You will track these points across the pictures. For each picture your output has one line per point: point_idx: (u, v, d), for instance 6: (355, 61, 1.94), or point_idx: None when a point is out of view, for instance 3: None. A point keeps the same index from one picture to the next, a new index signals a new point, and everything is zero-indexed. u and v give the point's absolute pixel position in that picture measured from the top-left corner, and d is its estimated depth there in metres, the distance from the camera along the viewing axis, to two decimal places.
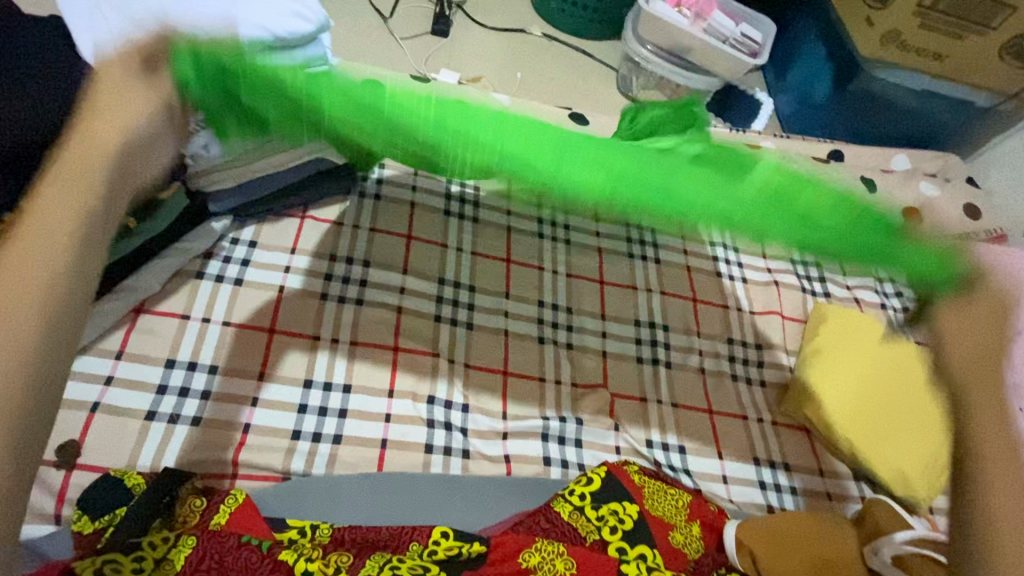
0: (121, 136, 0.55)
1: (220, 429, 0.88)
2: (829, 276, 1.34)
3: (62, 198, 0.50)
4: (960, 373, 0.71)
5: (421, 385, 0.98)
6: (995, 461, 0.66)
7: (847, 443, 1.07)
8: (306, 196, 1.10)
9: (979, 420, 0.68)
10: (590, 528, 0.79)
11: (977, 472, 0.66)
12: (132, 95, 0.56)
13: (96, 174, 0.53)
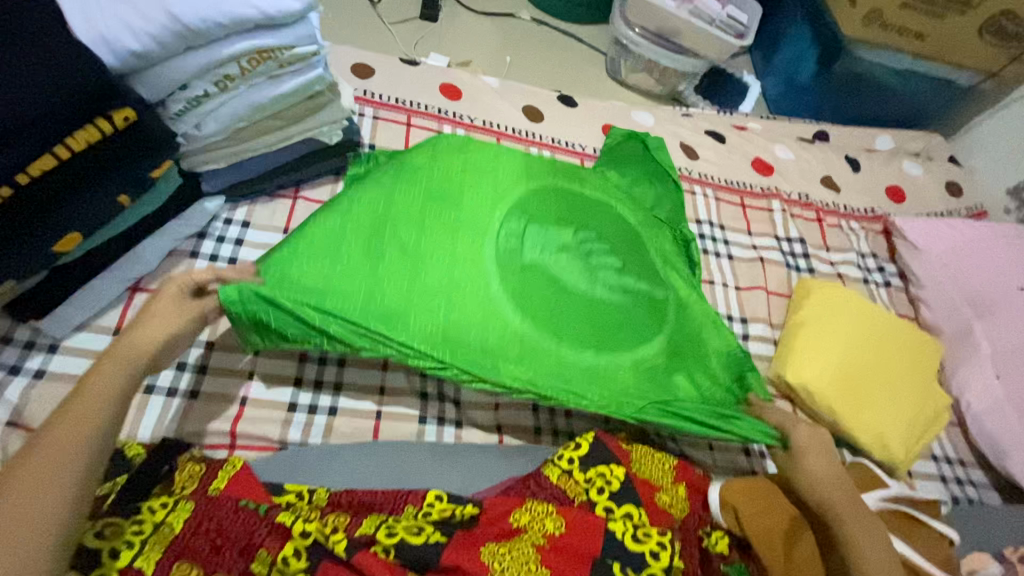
0: (167, 329, 0.75)
1: (217, 402, 0.89)
2: (812, 252, 1.37)
3: (106, 378, 0.68)
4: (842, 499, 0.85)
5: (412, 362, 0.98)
6: (859, 522, 0.82)
7: (829, 411, 1.10)
8: (297, 176, 1.12)
9: (818, 482, 0.86)
10: (578, 489, 0.82)
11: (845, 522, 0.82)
12: (177, 315, 0.77)
13: (114, 382, 0.68)
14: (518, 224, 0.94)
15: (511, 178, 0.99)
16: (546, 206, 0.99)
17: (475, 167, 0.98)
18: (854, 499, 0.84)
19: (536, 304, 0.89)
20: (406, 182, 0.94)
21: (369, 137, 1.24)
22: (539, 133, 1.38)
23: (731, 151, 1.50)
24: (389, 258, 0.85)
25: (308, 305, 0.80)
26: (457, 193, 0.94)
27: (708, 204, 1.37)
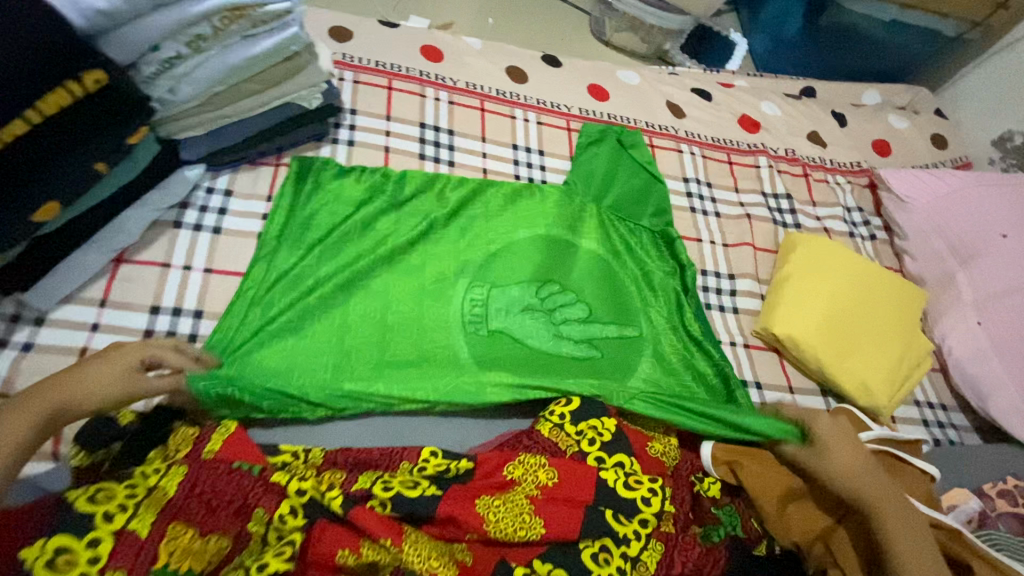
0: (100, 399, 0.74)
1: None
2: (799, 208, 1.37)
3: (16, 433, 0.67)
4: (879, 500, 0.78)
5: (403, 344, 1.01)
6: (895, 525, 0.76)
7: (812, 362, 1.12)
8: (279, 142, 1.11)
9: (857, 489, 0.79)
10: (570, 442, 0.83)
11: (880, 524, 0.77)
12: (115, 381, 0.75)
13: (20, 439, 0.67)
14: (482, 284, 1.06)
15: (473, 243, 1.10)
16: (508, 265, 1.09)
17: (441, 237, 1.09)
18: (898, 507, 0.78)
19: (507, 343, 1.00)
20: (376, 255, 1.03)
21: (350, 102, 1.22)
22: (523, 94, 1.36)
23: (717, 108, 1.48)
24: (359, 329, 0.96)
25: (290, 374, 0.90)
26: (420, 263, 1.05)
27: (695, 162, 1.36)
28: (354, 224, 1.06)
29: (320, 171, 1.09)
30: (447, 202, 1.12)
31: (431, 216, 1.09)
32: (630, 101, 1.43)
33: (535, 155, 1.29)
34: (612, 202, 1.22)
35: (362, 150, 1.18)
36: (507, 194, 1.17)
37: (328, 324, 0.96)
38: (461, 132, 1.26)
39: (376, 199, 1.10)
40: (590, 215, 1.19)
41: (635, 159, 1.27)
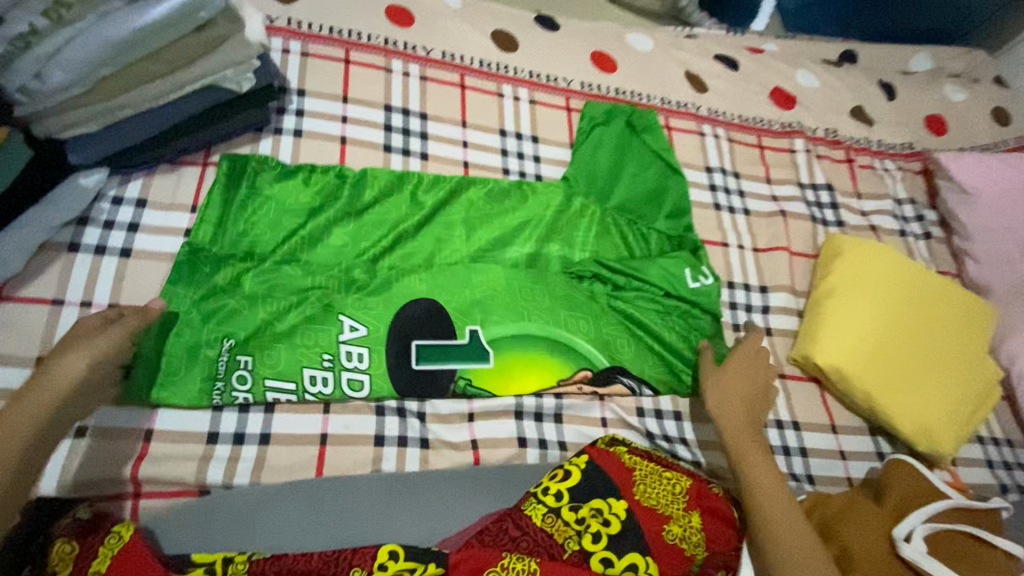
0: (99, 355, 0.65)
1: (111, 438, 0.70)
2: (841, 201, 1.16)
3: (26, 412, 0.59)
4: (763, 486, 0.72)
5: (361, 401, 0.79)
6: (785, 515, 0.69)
7: (863, 398, 0.94)
8: (205, 136, 0.88)
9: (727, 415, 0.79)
10: (568, 534, 0.66)
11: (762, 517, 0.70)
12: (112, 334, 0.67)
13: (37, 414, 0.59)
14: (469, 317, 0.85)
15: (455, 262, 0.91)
16: (500, 283, 0.89)
17: (412, 254, 0.89)
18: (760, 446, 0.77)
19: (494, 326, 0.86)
20: (337, 267, 0.84)
21: (298, 80, 0.98)
22: (513, 65, 1.12)
23: (745, 80, 1.24)
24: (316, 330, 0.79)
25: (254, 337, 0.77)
26: (388, 286, 0.84)
27: (720, 148, 1.14)
28: (306, 247, 0.85)
29: (257, 181, 0.87)
30: (419, 207, 0.91)
31: (395, 223, 0.90)
32: (642, 72, 1.19)
33: (527, 143, 1.06)
34: (616, 203, 1.01)
35: (312, 143, 0.95)
36: (493, 197, 0.96)
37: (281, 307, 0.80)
38: (436, 115, 1.03)
39: (330, 205, 0.88)
40: (594, 225, 0.98)
41: (647, 146, 1.06)
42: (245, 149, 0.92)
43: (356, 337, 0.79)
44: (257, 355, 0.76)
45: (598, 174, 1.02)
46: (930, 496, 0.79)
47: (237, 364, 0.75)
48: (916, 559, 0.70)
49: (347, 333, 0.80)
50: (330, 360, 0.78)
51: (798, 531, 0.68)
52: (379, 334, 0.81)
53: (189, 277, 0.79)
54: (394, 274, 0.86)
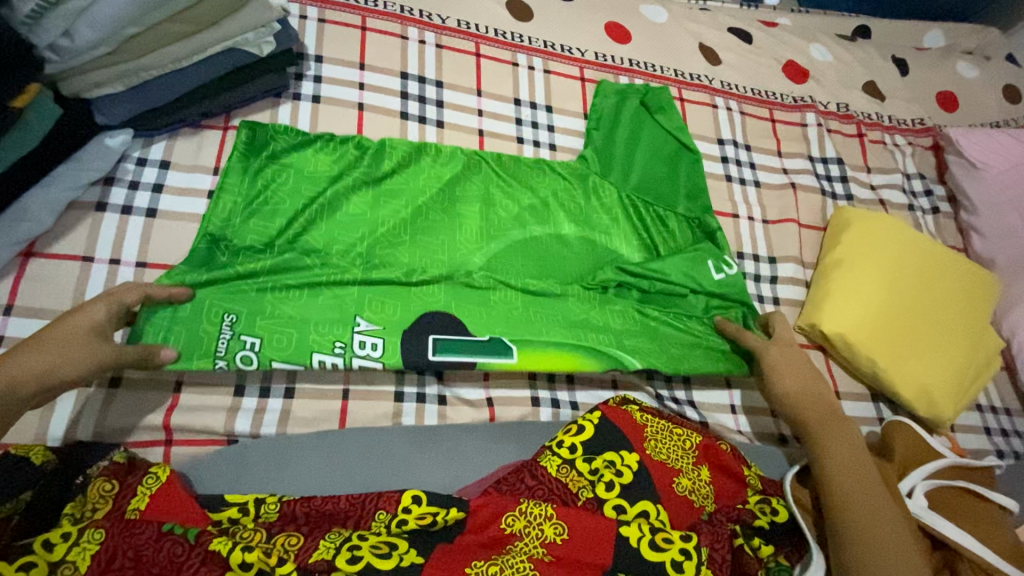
0: (73, 351, 0.63)
1: (147, 390, 0.73)
2: (851, 174, 1.17)
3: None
4: (845, 484, 0.73)
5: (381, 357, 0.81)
6: (867, 511, 0.70)
7: (867, 365, 0.96)
8: (226, 100, 0.89)
9: (799, 399, 0.82)
10: (583, 484, 0.69)
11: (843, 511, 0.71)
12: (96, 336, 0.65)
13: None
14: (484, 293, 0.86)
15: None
16: (521, 264, 0.90)
17: (431, 227, 0.89)
18: (840, 431, 0.79)
19: (505, 310, 0.86)
20: (359, 249, 0.84)
21: (315, 46, 0.99)
22: (527, 34, 1.12)
23: (758, 53, 1.25)
24: (324, 306, 0.79)
25: (265, 321, 0.76)
26: (406, 254, 0.86)
27: (732, 120, 1.15)
28: (327, 222, 0.85)
29: (273, 150, 0.87)
30: (435, 177, 0.92)
31: (414, 195, 0.90)
32: (656, 43, 1.19)
33: (541, 112, 1.07)
34: (631, 185, 1.01)
35: (330, 108, 0.96)
36: (510, 171, 0.96)
37: (284, 288, 0.79)
38: (452, 83, 1.04)
39: (347, 174, 0.88)
40: (614, 205, 0.98)
41: (662, 126, 1.06)
42: (265, 114, 0.93)
43: (370, 329, 0.79)
44: (264, 336, 0.75)
45: (611, 150, 1.03)
46: (932, 457, 0.82)
47: (238, 341, 0.74)
48: (919, 514, 0.73)
49: (363, 329, 0.79)
50: (342, 346, 0.77)
51: (881, 527, 0.69)
52: (393, 329, 0.80)
53: (211, 259, 0.79)
54: (412, 245, 0.87)
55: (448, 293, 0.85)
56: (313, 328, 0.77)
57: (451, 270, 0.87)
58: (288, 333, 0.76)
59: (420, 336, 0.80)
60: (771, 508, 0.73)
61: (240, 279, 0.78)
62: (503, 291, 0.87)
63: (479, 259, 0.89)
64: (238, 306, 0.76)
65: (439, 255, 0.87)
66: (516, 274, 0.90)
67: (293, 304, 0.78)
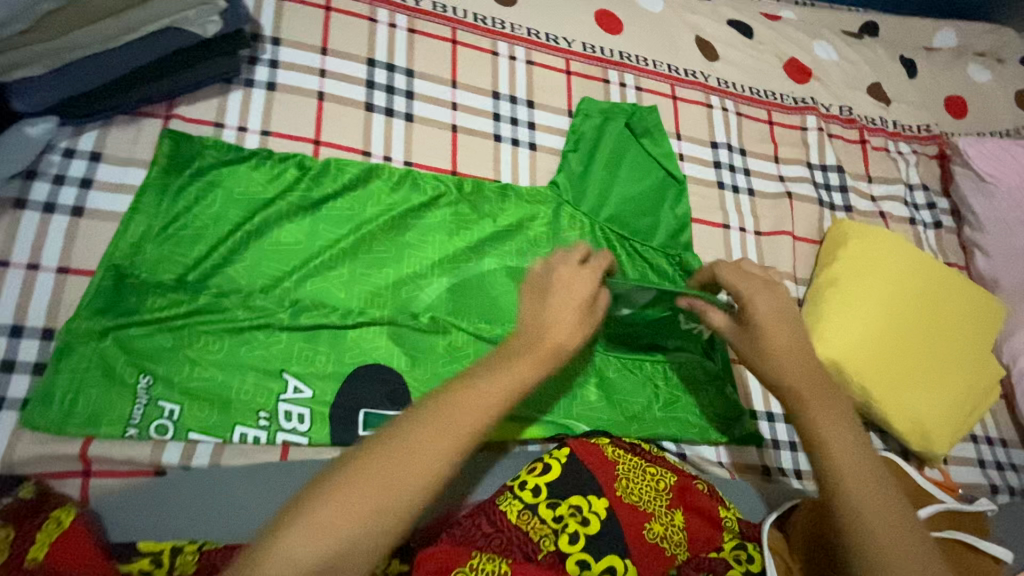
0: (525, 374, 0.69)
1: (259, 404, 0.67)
2: (851, 184, 1.10)
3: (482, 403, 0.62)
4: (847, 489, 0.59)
5: (331, 380, 0.74)
6: (877, 519, 0.56)
7: (861, 395, 0.90)
8: (167, 85, 0.80)
9: (843, 460, 0.60)
10: (545, 532, 0.63)
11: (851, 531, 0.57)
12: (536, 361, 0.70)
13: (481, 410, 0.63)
14: (430, 337, 0.80)
15: (441, 238, 0.87)
16: (473, 304, 0.85)
17: (377, 260, 0.83)
18: (903, 522, 0.57)
19: (455, 355, 0.80)
20: (290, 289, 0.77)
21: (272, 26, 0.90)
22: (510, 20, 1.03)
23: (759, 49, 1.16)
24: (254, 348, 0.73)
25: (183, 384, 0.70)
26: (351, 277, 0.81)
27: (728, 121, 1.07)
28: (258, 252, 0.78)
29: (201, 169, 0.79)
30: (388, 205, 0.86)
31: (358, 223, 0.84)
32: (650, 34, 1.10)
33: (522, 107, 0.99)
34: (604, 216, 0.95)
35: (286, 97, 0.87)
36: (472, 199, 0.90)
37: (206, 337, 0.72)
38: (424, 73, 0.95)
39: (284, 197, 0.81)
40: (576, 235, 0.93)
41: (647, 152, 0.99)
42: (212, 102, 0.84)
43: (298, 398, 0.72)
44: (183, 402, 0.69)
45: (582, 170, 0.96)
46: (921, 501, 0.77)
47: (149, 411, 0.68)
48: None
49: (290, 394, 0.72)
50: (266, 418, 0.71)
51: (902, 539, 0.55)
52: (325, 394, 0.73)
53: (118, 301, 0.70)
54: (359, 276, 0.81)
55: (394, 338, 0.79)
56: (238, 387, 0.71)
57: (397, 310, 0.81)
58: (205, 403, 0.70)
59: (350, 403, 0.74)
60: (748, 555, 0.66)
61: (159, 326, 0.71)
62: (457, 329, 0.82)
63: (430, 296, 0.83)
64: (150, 365, 0.69)
65: (384, 289, 0.82)
66: (471, 317, 0.84)
67: (216, 358, 0.72)
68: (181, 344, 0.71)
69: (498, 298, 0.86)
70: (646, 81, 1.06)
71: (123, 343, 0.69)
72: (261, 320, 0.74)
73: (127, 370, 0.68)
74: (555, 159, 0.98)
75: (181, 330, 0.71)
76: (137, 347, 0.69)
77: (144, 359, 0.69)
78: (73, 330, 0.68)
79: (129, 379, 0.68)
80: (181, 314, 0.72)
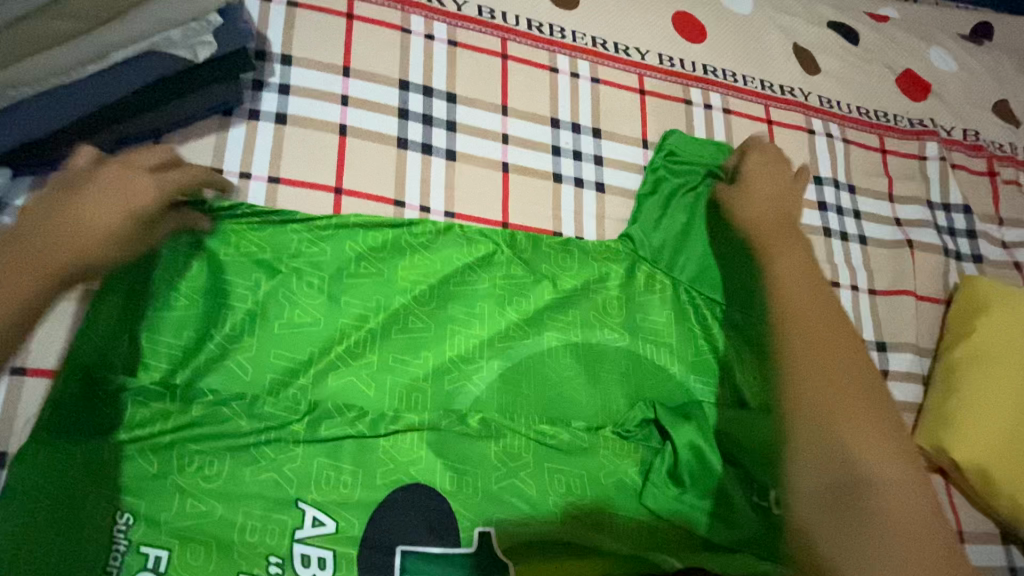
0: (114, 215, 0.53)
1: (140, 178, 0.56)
2: (980, 227, 0.91)
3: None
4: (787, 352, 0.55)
5: (357, 510, 0.58)
6: (832, 384, 0.52)
7: (1009, 504, 0.72)
8: (151, 121, 0.63)
9: (807, 334, 0.55)
10: None
11: (791, 386, 0.53)
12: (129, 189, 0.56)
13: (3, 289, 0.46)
14: (482, 444, 0.64)
15: (491, 309, 0.70)
16: (531, 395, 0.68)
17: (414, 341, 0.66)
18: (851, 381, 0.53)
19: (513, 466, 0.64)
20: (307, 386, 0.62)
21: (282, 41, 0.72)
22: (572, 28, 0.84)
23: (867, 58, 0.96)
24: (263, 469, 0.57)
25: (172, 524, 0.54)
26: (383, 368, 0.65)
27: (833, 151, 0.88)
28: (265, 340, 0.62)
29: (206, 240, 0.63)
30: (426, 270, 0.69)
31: (390, 294, 0.67)
32: (739, 42, 0.90)
33: (586, 137, 0.80)
34: (690, 276, 0.76)
35: (299, 132, 0.70)
36: (528, 257, 0.73)
37: (202, 457, 0.56)
38: (468, 97, 0.77)
39: (295, 265, 0.65)
40: (657, 300, 0.74)
41: None
42: (208, 141, 0.67)
43: (317, 538, 0.56)
44: (174, 547, 0.53)
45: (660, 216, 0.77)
46: None
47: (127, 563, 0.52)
48: None
49: (307, 530, 0.56)
50: (278, 565, 0.55)
51: (854, 400, 0.52)
52: (351, 530, 0.57)
53: (92, 415, 0.55)
54: (392, 364, 0.65)
55: (434, 448, 0.62)
56: (241, 524, 0.55)
57: (440, 410, 0.64)
58: (196, 548, 0.54)
59: (381, 541, 0.58)
60: None
61: (139, 444, 0.55)
62: (513, 431, 0.65)
63: (478, 388, 0.66)
64: (128, 497, 0.53)
65: (423, 382, 0.65)
66: (530, 414, 0.67)
67: (213, 486, 0.56)
68: (170, 466, 0.55)
69: (562, 385, 0.69)
70: (735, 101, 0.87)
71: (93, 470, 0.53)
72: (270, 430, 0.59)
73: (97, 509, 0.52)
74: (625, 202, 0.80)
75: (169, 446, 0.56)
76: (112, 475, 0.54)
77: (119, 490, 0.53)
78: (24, 458, 0.52)
79: (102, 521, 0.52)
80: (169, 427, 0.56)
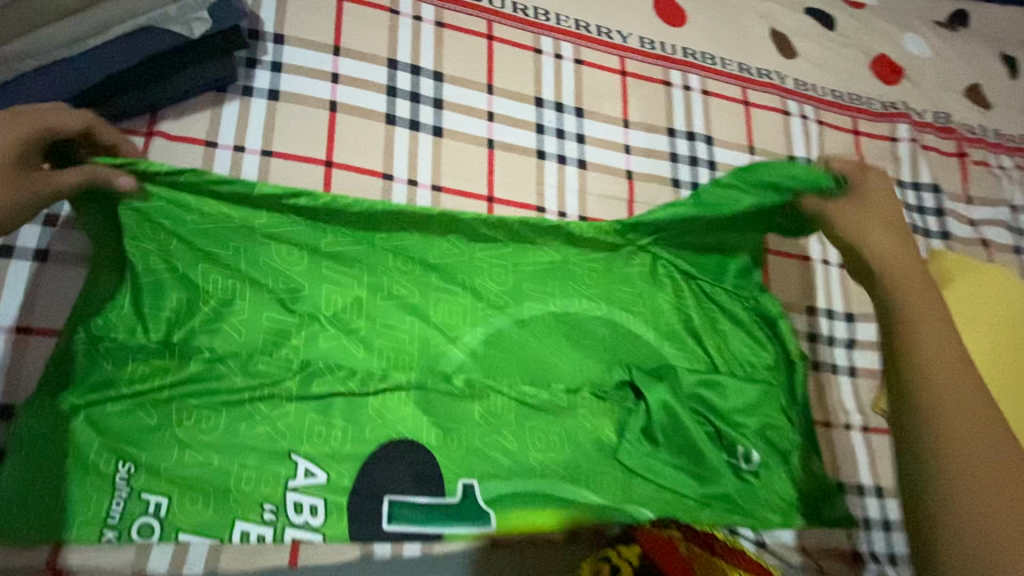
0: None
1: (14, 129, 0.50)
2: (949, 206, 0.94)
3: None
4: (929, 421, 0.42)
5: (347, 462, 0.62)
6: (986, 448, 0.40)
7: None
8: (152, 94, 0.65)
9: (947, 389, 0.43)
10: None
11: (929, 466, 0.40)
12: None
13: None
14: (466, 404, 0.67)
15: None
16: (513, 360, 0.71)
17: (401, 307, 0.70)
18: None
19: (496, 424, 0.67)
20: (300, 347, 0.66)
21: (274, 21, 0.75)
22: (555, 11, 0.87)
23: (842, 43, 0.99)
24: (256, 424, 0.61)
25: (171, 473, 0.57)
26: (371, 333, 0.68)
27: (807, 132, 0.91)
28: (259, 304, 0.65)
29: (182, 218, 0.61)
30: None
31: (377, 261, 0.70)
32: (718, 27, 0.94)
33: (569, 116, 0.83)
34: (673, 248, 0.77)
35: (291, 108, 0.73)
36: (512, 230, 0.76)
37: (200, 412, 0.60)
38: (455, 76, 0.80)
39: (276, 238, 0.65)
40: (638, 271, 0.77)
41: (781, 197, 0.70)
42: (203, 115, 0.70)
43: (309, 487, 0.59)
44: (173, 494, 0.56)
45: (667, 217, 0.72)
46: None
47: (128, 509, 0.55)
48: None
49: (299, 480, 0.60)
50: (272, 511, 0.58)
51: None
52: (340, 480, 0.61)
53: (94, 372, 0.58)
54: (380, 329, 0.68)
55: (421, 407, 0.66)
56: (237, 474, 0.58)
57: (426, 371, 0.68)
58: (194, 496, 0.57)
59: (369, 492, 0.61)
60: None
61: (139, 401, 0.59)
62: (495, 392, 0.69)
63: (463, 352, 0.70)
64: (129, 449, 0.57)
65: (410, 346, 0.69)
66: (512, 376, 0.70)
67: (210, 439, 0.59)
68: (170, 421, 0.59)
69: (543, 350, 0.72)
70: (713, 83, 0.90)
71: (96, 422, 0.57)
72: (265, 388, 0.63)
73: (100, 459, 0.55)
74: (607, 178, 0.83)
75: (168, 402, 0.60)
76: (114, 428, 0.57)
77: (121, 442, 0.57)
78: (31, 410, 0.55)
79: (104, 469, 0.55)
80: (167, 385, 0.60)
